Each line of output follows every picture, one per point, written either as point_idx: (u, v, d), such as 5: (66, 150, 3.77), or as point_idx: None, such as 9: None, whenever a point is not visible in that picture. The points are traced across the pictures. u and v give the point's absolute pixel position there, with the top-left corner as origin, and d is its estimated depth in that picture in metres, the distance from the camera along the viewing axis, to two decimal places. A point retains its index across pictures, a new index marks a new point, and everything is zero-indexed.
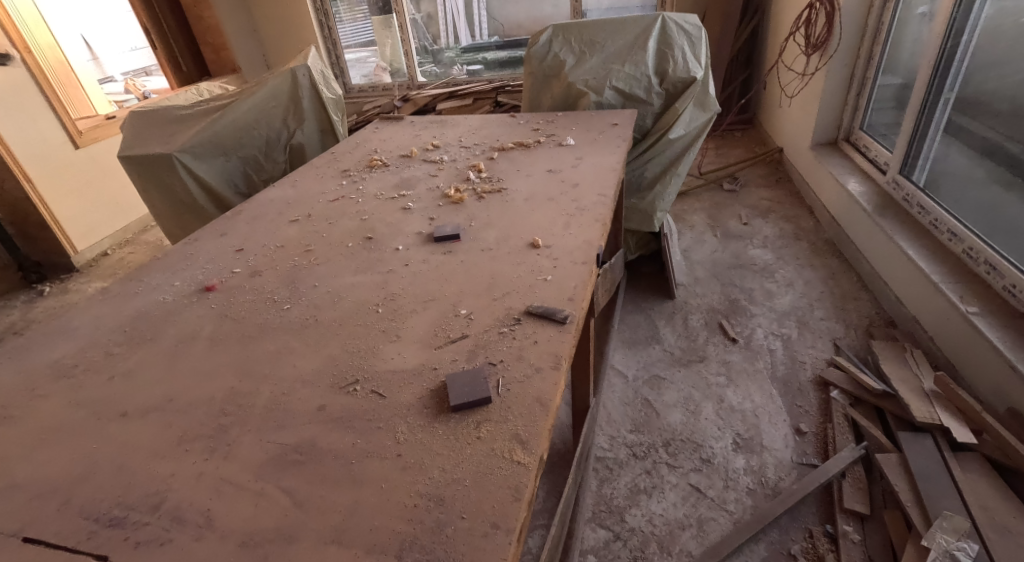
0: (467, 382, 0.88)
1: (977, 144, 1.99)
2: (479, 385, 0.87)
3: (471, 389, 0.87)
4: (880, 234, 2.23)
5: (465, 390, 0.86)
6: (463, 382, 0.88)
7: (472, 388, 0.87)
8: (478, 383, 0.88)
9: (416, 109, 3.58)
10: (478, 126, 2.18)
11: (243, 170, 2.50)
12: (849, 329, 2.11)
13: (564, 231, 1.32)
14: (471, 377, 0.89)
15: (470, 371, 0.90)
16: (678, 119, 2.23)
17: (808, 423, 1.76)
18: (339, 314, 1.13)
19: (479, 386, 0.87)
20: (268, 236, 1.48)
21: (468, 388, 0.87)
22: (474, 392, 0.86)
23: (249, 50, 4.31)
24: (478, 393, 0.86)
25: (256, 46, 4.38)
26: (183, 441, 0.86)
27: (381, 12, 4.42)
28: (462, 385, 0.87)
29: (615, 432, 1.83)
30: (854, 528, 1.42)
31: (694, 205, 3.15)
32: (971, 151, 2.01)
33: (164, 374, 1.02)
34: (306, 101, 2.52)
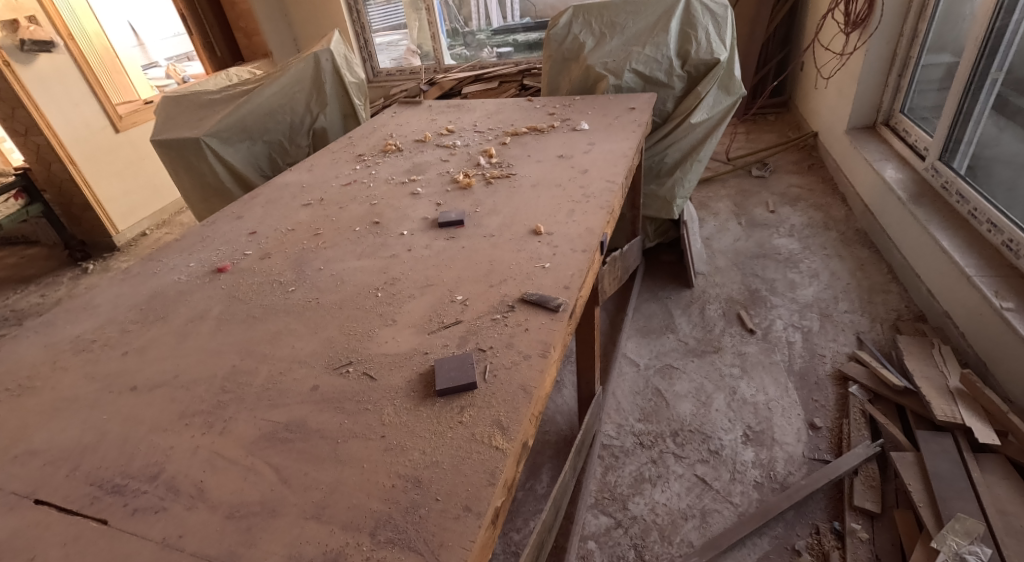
0: (456, 368, 0.89)
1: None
2: (466, 372, 0.88)
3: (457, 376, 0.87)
4: (914, 224, 2.12)
5: (450, 377, 0.87)
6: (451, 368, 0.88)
7: (460, 374, 0.87)
8: (465, 370, 0.88)
9: (441, 93, 3.57)
10: (494, 110, 2.17)
11: (269, 154, 2.56)
12: (874, 323, 2.04)
13: (568, 218, 1.31)
14: (460, 364, 0.89)
15: (462, 357, 0.91)
16: (700, 103, 2.17)
17: (822, 418, 1.72)
18: (340, 297, 1.15)
19: (466, 374, 0.87)
20: (280, 220, 1.53)
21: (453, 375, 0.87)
22: (459, 379, 0.87)
23: (281, 35, 4.36)
24: (463, 377, 0.87)
25: (287, 30, 4.42)
26: (184, 416, 0.90)
27: None
28: (448, 371, 0.88)
29: (622, 421, 1.82)
30: (862, 526, 1.38)
31: (719, 192, 3.07)
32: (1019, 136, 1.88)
33: (173, 351, 1.06)
34: (329, 85, 2.55)
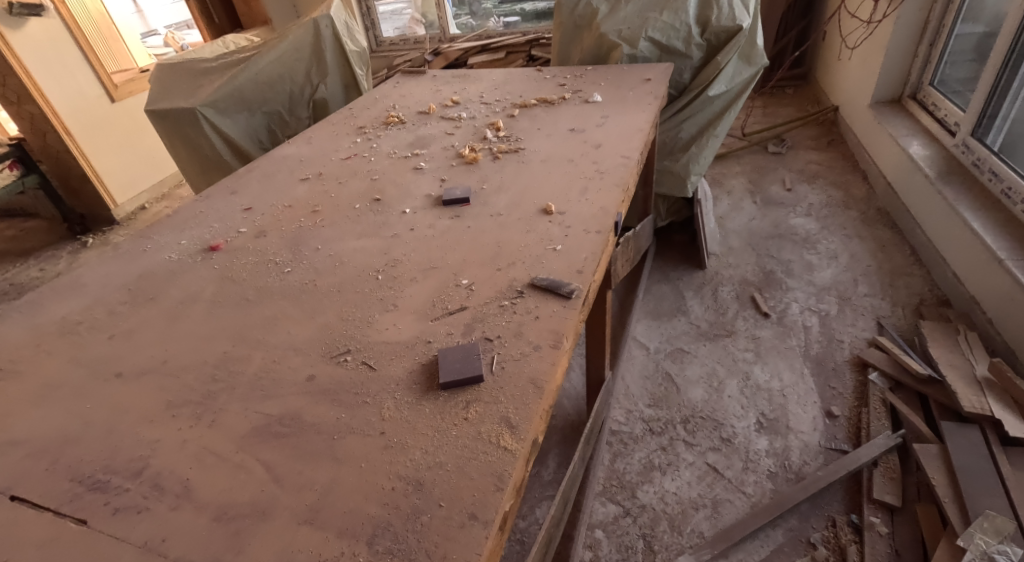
0: (461, 359, 0.82)
1: None
2: (472, 363, 0.82)
3: (462, 368, 0.81)
4: (943, 203, 2.02)
5: (455, 369, 0.81)
6: (456, 359, 0.82)
7: (465, 366, 0.81)
8: (470, 361, 0.82)
9: (446, 64, 3.42)
10: (501, 81, 2.06)
11: (268, 126, 2.48)
12: (895, 308, 1.96)
13: (580, 197, 1.23)
14: (465, 354, 0.83)
15: (468, 347, 0.85)
16: (719, 73, 2.06)
17: (840, 407, 1.66)
18: (339, 279, 1.09)
19: (472, 367, 0.81)
20: (277, 195, 1.45)
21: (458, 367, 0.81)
22: (464, 371, 0.80)
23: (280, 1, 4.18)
24: (469, 370, 0.81)
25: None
26: (172, 406, 0.84)
27: None
28: (452, 363, 0.82)
29: (631, 406, 1.77)
30: (882, 520, 1.33)
31: (733, 169, 2.97)
32: None
33: (162, 335, 1.00)
34: (329, 54, 2.44)
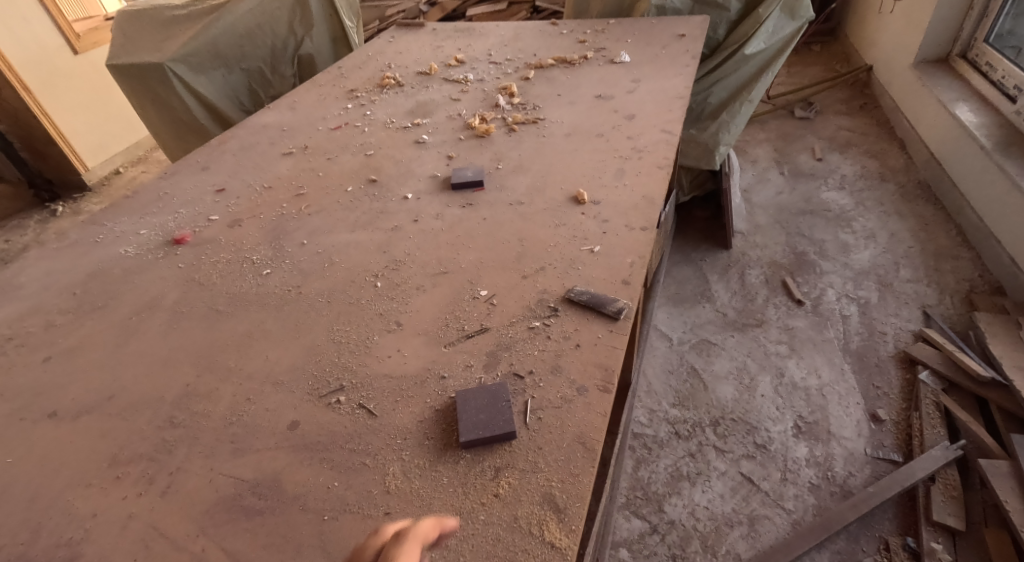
0: (484, 405, 0.65)
1: None
2: (500, 411, 0.64)
3: (486, 418, 0.63)
4: (1001, 178, 1.80)
5: (477, 421, 0.63)
6: (478, 405, 0.64)
7: (490, 415, 0.64)
8: (497, 410, 0.64)
9: (443, 15, 3.12)
10: (511, 36, 1.81)
11: (248, 85, 2.19)
12: (943, 297, 1.78)
13: (617, 182, 1.03)
14: (489, 397, 0.66)
15: (492, 387, 0.67)
16: (758, 29, 1.83)
17: (886, 409, 1.50)
18: (328, 285, 0.89)
19: (500, 417, 0.63)
20: (255, 173, 1.24)
21: (481, 418, 0.63)
22: (490, 423, 0.63)
23: None
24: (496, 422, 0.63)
25: None
26: (115, 464, 0.66)
27: None
28: (474, 411, 0.64)
29: (655, 405, 1.61)
30: (943, 546, 1.18)
31: (758, 136, 2.74)
32: None
33: (109, 357, 0.81)
34: (315, 3, 2.16)
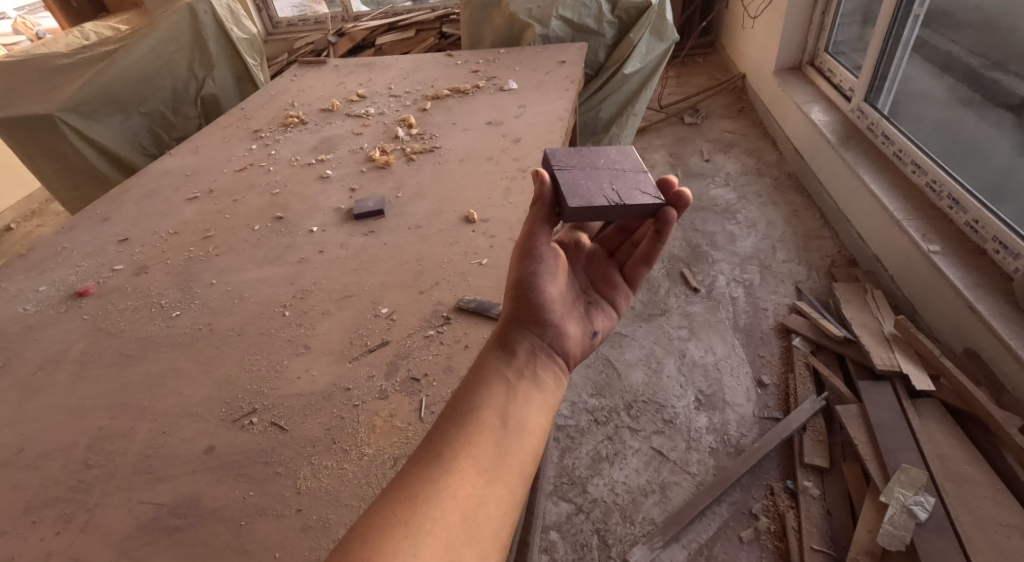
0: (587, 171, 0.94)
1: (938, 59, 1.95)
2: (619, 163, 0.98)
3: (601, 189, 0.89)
4: (842, 165, 2.07)
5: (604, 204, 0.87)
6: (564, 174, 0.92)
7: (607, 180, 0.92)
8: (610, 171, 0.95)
9: (352, 46, 3.09)
10: (410, 69, 1.92)
11: (150, 128, 2.14)
12: (811, 272, 1.99)
13: (504, 200, 1.16)
14: (561, 164, 0.96)
15: (556, 153, 1.01)
16: (633, 51, 2.02)
17: (769, 374, 1.69)
18: (239, 320, 0.96)
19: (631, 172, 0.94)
20: (160, 220, 1.28)
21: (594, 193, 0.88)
22: (618, 184, 0.90)
23: None
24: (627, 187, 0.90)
25: None
26: (31, 508, 0.72)
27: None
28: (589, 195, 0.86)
29: (575, 398, 1.70)
30: (814, 483, 1.39)
31: (654, 143, 2.92)
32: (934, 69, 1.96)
33: (14, 414, 0.86)
34: (213, 43, 2.14)
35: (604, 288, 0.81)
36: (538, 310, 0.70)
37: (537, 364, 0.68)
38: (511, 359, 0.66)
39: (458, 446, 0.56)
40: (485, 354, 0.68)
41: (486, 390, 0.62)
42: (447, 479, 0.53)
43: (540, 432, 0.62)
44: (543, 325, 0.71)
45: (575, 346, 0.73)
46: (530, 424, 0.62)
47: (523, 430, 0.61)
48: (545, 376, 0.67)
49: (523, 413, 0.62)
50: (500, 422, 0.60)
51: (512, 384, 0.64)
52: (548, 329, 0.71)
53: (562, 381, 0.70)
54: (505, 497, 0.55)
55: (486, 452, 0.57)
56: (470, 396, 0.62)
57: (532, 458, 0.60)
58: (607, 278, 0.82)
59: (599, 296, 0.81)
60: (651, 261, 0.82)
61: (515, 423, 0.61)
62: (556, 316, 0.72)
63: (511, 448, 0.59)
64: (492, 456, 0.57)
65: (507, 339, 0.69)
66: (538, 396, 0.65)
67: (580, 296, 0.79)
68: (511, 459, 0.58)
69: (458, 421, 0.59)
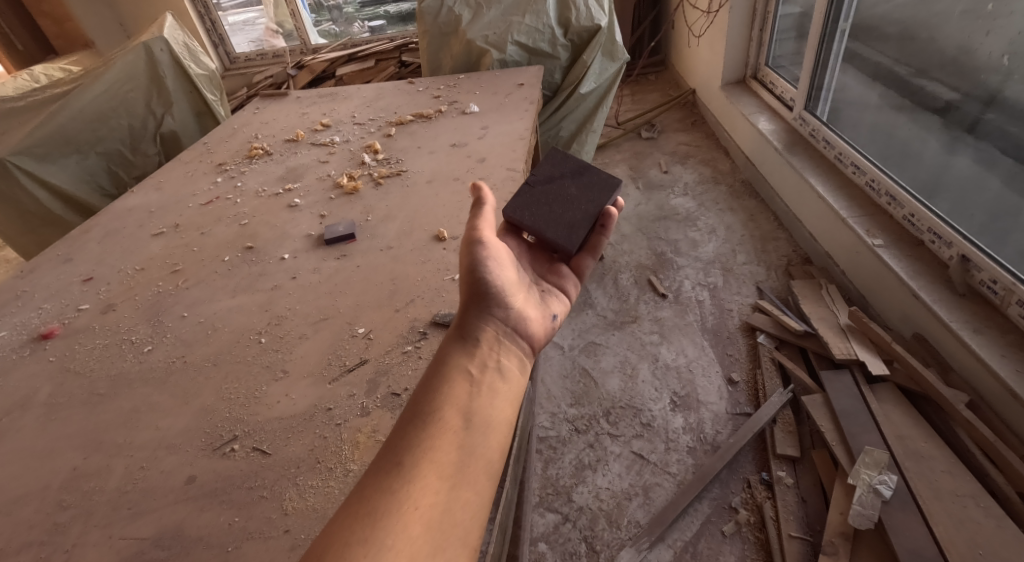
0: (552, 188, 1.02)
1: (870, 68, 2.00)
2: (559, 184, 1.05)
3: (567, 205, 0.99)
4: (790, 170, 2.19)
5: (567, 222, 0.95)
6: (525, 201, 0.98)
7: (573, 192, 1.02)
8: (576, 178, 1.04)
9: (312, 77, 3.11)
10: (373, 97, 1.96)
11: (108, 167, 2.09)
12: (770, 272, 2.08)
13: (472, 218, 1.20)
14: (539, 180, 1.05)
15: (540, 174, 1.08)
16: (588, 72, 2.11)
17: (738, 372, 1.75)
18: (214, 349, 0.96)
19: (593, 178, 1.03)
20: (125, 257, 1.26)
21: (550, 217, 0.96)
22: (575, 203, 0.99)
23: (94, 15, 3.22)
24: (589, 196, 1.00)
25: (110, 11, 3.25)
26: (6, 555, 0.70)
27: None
28: (558, 227, 0.94)
29: (555, 409, 1.73)
30: (787, 472, 1.45)
31: (614, 158, 3.00)
32: (865, 77, 2.03)
33: None
34: (170, 80, 2.12)
35: (554, 279, 0.91)
36: (490, 301, 0.73)
37: (500, 352, 0.69)
38: (473, 351, 0.68)
39: (421, 452, 0.56)
40: (446, 348, 0.68)
41: (448, 388, 0.63)
42: (409, 487, 0.53)
43: (505, 426, 0.63)
44: (505, 310, 0.75)
45: (537, 329, 0.77)
46: (495, 419, 0.62)
47: (488, 428, 0.61)
48: (507, 366, 0.69)
49: (487, 408, 0.63)
50: (463, 422, 0.60)
51: (476, 379, 0.65)
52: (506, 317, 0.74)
53: (525, 364, 0.72)
54: (472, 500, 0.56)
55: (450, 457, 0.57)
56: (432, 395, 0.62)
57: (498, 455, 0.61)
58: (556, 270, 0.92)
59: (548, 286, 0.89)
60: (596, 254, 0.94)
61: (479, 420, 0.61)
62: (510, 309, 0.75)
63: (476, 447, 0.59)
64: (457, 459, 0.57)
65: (467, 331, 0.70)
66: (502, 389, 0.66)
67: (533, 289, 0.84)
68: (476, 459, 0.58)
69: (419, 425, 0.58)
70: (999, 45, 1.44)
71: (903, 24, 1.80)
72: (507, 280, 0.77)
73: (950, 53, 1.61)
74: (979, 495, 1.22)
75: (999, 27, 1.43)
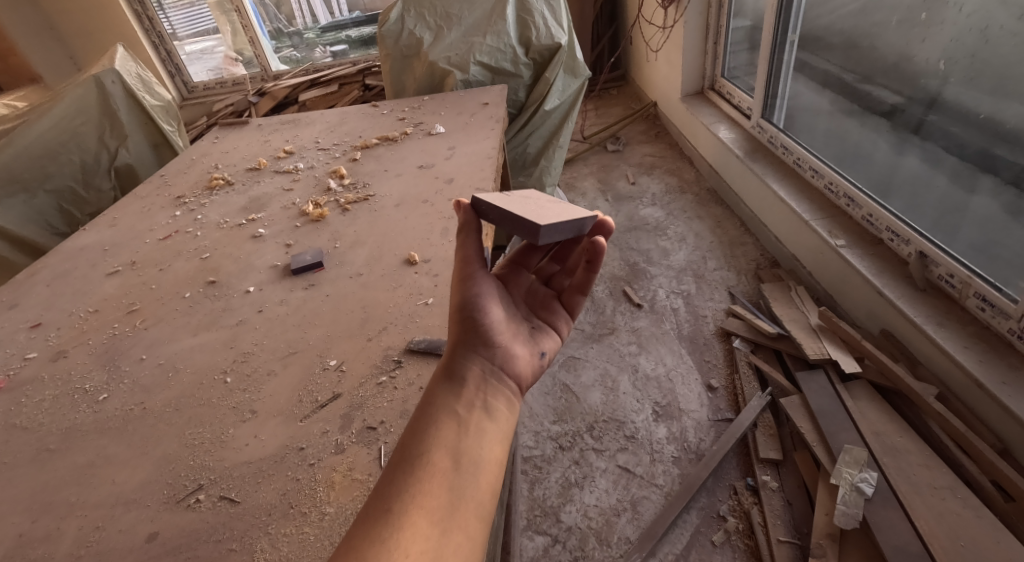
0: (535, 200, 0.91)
1: (818, 76, 2.06)
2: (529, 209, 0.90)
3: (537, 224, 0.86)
4: (752, 176, 2.24)
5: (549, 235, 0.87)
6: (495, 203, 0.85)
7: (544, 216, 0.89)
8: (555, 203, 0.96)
9: (275, 104, 3.07)
10: (336, 121, 1.93)
11: (59, 206, 1.97)
12: (740, 276, 2.11)
13: (442, 239, 1.18)
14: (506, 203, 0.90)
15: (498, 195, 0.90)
16: (551, 89, 2.13)
17: (717, 378, 1.75)
18: (176, 393, 0.91)
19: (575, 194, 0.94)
20: (76, 300, 1.20)
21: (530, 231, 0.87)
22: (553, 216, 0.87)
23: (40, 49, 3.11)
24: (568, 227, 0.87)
25: (55, 44, 3.17)
26: None
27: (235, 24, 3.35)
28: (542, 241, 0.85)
29: (538, 427, 1.70)
30: (771, 476, 1.45)
31: (582, 171, 3.03)
32: (814, 84, 2.09)
33: None
34: (124, 113, 2.06)
35: (546, 313, 0.84)
36: (478, 337, 0.71)
37: (488, 392, 0.67)
38: (460, 390, 0.66)
39: (408, 496, 0.54)
40: (434, 388, 0.66)
41: (435, 429, 0.61)
42: (398, 535, 0.51)
43: (494, 465, 0.61)
44: (493, 347, 0.72)
45: (525, 366, 0.74)
46: (484, 458, 0.60)
47: (477, 467, 0.59)
48: (496, 406, 0.66)
49: (476, 448, 0.61)
50: (452, 463, 0.58)
51: (464, 419, 0.63)
52: (494, 353, 0.71)
53: (513, 404, 0.69)
54: (464, 544, 0.53)
55: (439, 501, 0.55)
56: (419, 437, 0.60)
57: (488, 496, 0.58)
58: (548, 305, 0.85)
59: (541, 321, 0.83)
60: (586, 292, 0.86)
61: (468, 461, 0.59)
62: (499, 346, 0.72)
63: (465, 488, 0.57)
64: (445, 501, 0.55)
65: (454, 369, 0.68)
66: (490, 427, 0.64)
67: (525, 322, 0.80)
68: (466, 502, 0.56)
69: (407, 468, 0.56)
70: (935, 50, 1.50)
71: (845, 33, 1.87)
72: (498, 315, 0.74)
73: (891, 59, 1.68)
74: (956, 486, 1.24)
75: (934, 35, 1.50)
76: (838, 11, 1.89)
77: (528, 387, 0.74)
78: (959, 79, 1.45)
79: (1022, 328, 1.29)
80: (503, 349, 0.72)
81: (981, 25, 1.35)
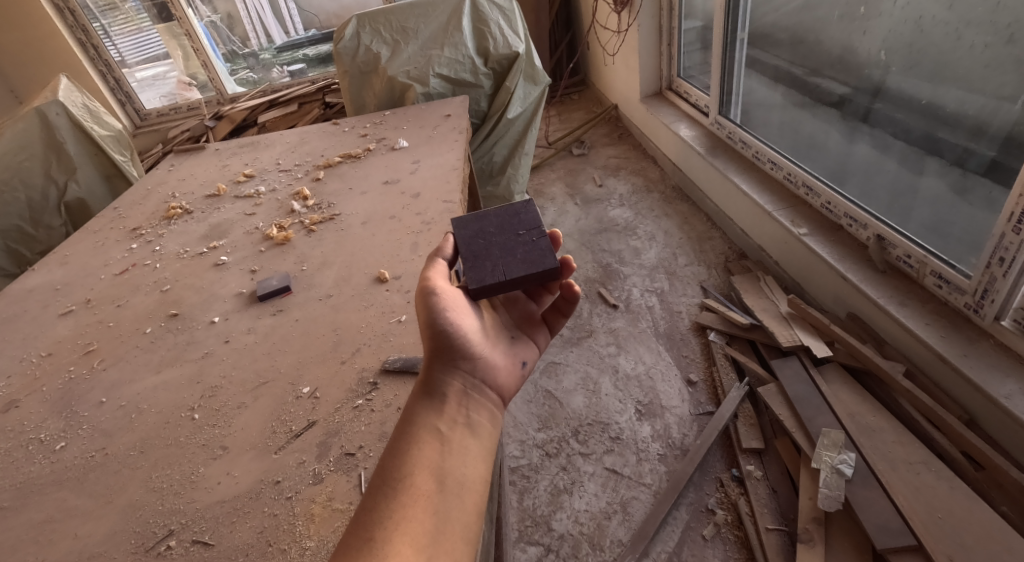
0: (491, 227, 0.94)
1: (769, 72, 2.12)
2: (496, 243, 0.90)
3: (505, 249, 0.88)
4: (714, 172, 2.28)
5: (528, 258, 0.86)
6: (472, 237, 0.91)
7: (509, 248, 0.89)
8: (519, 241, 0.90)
9: (233, 127, 3.01)
10: (297, 142, 1.90)
11: (5, 245, 1.89)
12: (710, 271, 2.14)
13: (412, 255, 1.17)
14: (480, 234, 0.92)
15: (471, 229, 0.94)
16: (512, 97, 2.14)
17: (696, 372, 1.77)
18: (140, 435, 0.87)
19: (515, 206, 0.99)
20: (28, 344, 1.14)
21: (505, 264, 0.85)
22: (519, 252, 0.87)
23: None
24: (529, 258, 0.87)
25: None
26: None
27: (184, 49, 3.28)
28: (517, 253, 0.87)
29: (523, 436, 1.69)
30: (755, 465, 1.47)
31: (550, 177, 3.04)
32: (766, 80, 2.15)
33: None
34: (71, 145, 1.97)
35: (523, 328, 0.83)
36: (453, 354, 0.69)
37: (469, 406, 0.66)
38: (441, 408, 0.64)
39: (392, 524, 0.52)
40: (413, 407, 0.65)
41: (416, 450, 0.59)
42: None
43: (478, 485, 0.59)
44: (472, 358, 0.71)
45: (506, 377, 0.73)
46: (469, 477, 0.59)
47: (461, 488, 0.58)
48: (479, 420, 0.65)
49: (460, 467, 0.59)
50: (435, 484, 0.57)
51: (445, 436, 0.62)
52: (473, 367, 0.70)
53: (496, 416, 0.68)
54: None
55: (423, 525, 0.53)
56: (399, 462, 0.58)
57: (474, 516, 0.57)
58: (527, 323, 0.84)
59: (518, 332, 0.82)
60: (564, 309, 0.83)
61: (450, 480, 0.58)
62: (473, 360, 0.71)
63: (450, 510, 0.55)
64: (430, 526, 0.53)
65: (432, 385, 0.67)
66: (473, 445, 0.62)
67: (502, 333, 0.80)
68: (451, 524, 0.54)
69: (389, 494, 0.55)
70: (875, 42, 1.56)
71: (791, 30, 1.93)
72: (471, 328, 0.73)
73: (836, 52, 1.74)
74: (930, 460, 1.27)
75: (873, 27, 1.56)
76: (782, 8, 1.95)
77: (511, 398, 0.73)
78: (899, 68, 1.50)
79: (977, 302, 1.34)
80: (482, 362, 0.71)
81: (914, 16, 1.41)
